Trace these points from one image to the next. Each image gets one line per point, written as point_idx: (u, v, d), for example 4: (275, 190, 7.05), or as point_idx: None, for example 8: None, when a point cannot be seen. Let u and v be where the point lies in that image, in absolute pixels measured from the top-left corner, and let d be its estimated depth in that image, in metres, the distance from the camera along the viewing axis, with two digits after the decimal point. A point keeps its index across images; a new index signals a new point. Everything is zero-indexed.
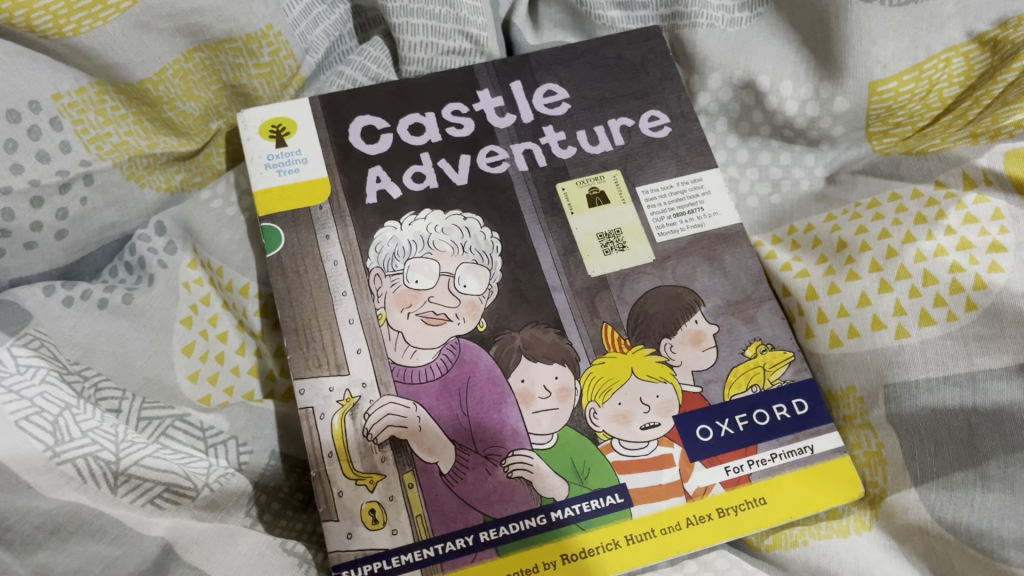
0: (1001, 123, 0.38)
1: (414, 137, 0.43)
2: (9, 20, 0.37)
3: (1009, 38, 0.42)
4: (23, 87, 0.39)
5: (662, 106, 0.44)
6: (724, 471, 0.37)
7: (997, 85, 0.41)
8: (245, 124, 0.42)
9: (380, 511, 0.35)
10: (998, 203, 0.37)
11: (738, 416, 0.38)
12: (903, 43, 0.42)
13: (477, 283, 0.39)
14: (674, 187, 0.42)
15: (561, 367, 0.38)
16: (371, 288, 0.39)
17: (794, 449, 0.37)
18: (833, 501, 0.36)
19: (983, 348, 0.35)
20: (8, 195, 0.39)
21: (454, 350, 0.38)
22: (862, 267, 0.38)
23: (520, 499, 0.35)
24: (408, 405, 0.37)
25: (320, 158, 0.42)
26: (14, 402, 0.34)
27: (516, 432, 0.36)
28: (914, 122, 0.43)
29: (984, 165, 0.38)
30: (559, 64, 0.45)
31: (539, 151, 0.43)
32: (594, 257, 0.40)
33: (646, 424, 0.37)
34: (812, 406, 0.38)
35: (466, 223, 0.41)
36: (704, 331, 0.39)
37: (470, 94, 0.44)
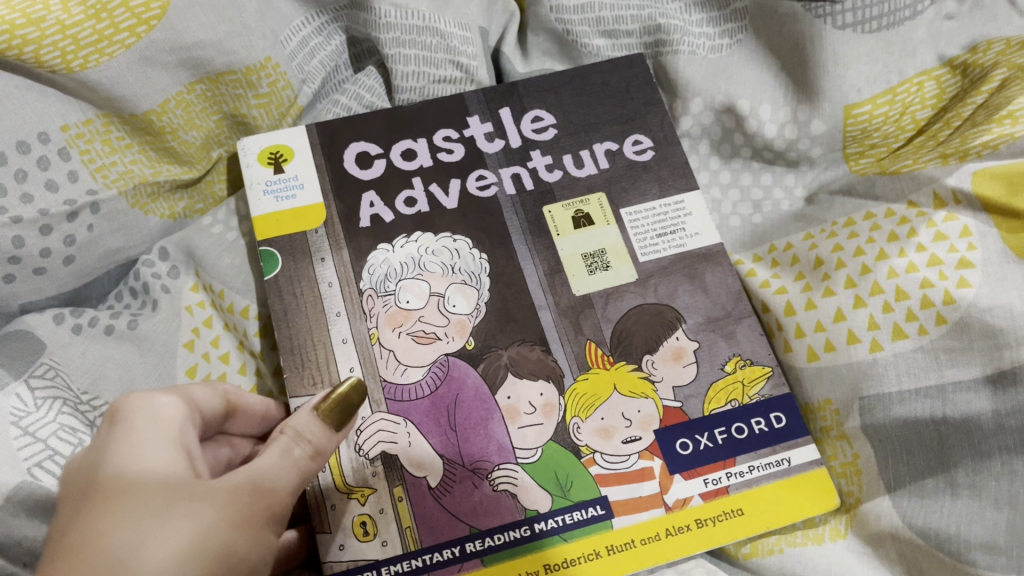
0: (969, 144, 0.40)
1: (406, 163, 0.44)
2: (20, 56, 0.40)
3: (978, 62, 0.43)
4: (33, 119, 0.41)
5: (645, 130, 0.46)
6: (703, 483, 0.38)
7: (966, 107, 0.42)
8: (245, 151, 0.44)
9: (371, 524, 0.36)
10: (966, 220, 0.38)
11: (717, 429, 0.39)
12: (877, 67, 0.44)
13: (466, 303, 0.41)
14: (656, 209, 0.44)
15: (546, 384, 0.39)
16: (364, 308, 0.41)
17: (772, 462, 0.39)
18: (807, 510, 0.37)
19: (953, 360, 0.36)
20: (19, 223, 0.41)
21: (444, 367, 0.39)
22: (838, 283, 0.40)
23: (505, 511, 0.37)
24: (399, 421, 0.38)
25: (316, 183, 0.43)
26: (30, 445, 0.37)
27: (501, 447, 0.38)
28: (889, 143, 0.44)
29: (953, 185, 0.39)
30: (545, 91, 0.47)
31: (526, 175, 0.44)
32: (578, 277, 0.42)
33: (627, 438, 0.39)
34: (789, 420, 0.39)
35: (456, 245, 0.42)
36: (685, 347, 0.41)
37: (460, 120, 0.46)
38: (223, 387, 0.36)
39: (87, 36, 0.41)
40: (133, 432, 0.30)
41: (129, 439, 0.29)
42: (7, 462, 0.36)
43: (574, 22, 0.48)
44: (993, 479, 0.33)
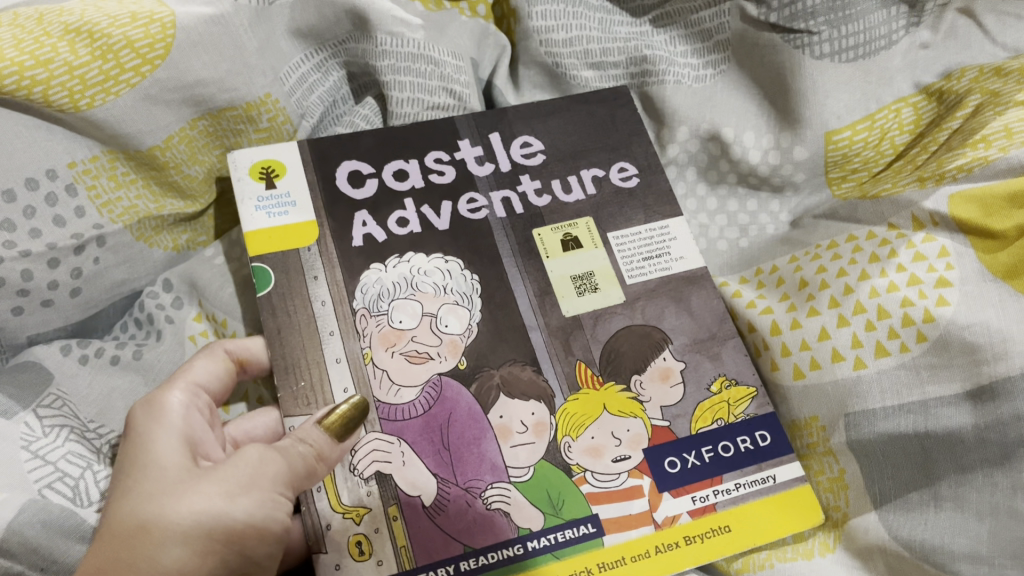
0: (945, 168, 0.41)
1: (398, 183, 0.45)
2: (30, 95, 0.42)
3: (953, 89, 0.45)
4: (42, 156, 0.43)
5: (631, 158, 0.48)
6: (691, 501, 0.39)
7: (943, 132, 0.44)
8: (236, 164, 0.45)
9: (366, 543, 0.37)
10: (944, 241, 0.40)
11: (704, 448, 0.40)
12: (855, 95, 0.46)
13: (458, 323, 0.42)
14: (643, 234, 0.45)
15: (537, 404, 0.40)
16: (357, 327, 0.41)
17: (758, 479, 0.40)
18: (794, 526, 0.39)
19: (934, 377, 0.37)
20: (28, 257, 0.43)
21: (436, 388, 0.40)
22: (822, 303, 0.41)
23: (500, 529, 0.38)
24: (392, 441, 0.39)
25: (307, 202, 0.44)
26: (41, 468, 0.39)
27: (495, 466, 0.39)
28: (869, 168, 0.46)
29: (931, 207, 0.41)
30: (534, 117, 0.48)
31: (515, 200, 0.46)
32: (568, 298, 0.43)
33: (617, 457, 0.40)
34: (773, 438, 0.41)
35: (448, 266, 0.43)
36: (672, 367, 0.42)
37: (450, 144, 0.47)
38: (224, 347, 0.42)
39: (93, 76, 0.43)
40: (146, 434, 0.36)
41: (140, 441, 0.35)
42: (19, 484, 0.38)
43: (562, 55, 0.50)
44: (975, 492, 0.35)
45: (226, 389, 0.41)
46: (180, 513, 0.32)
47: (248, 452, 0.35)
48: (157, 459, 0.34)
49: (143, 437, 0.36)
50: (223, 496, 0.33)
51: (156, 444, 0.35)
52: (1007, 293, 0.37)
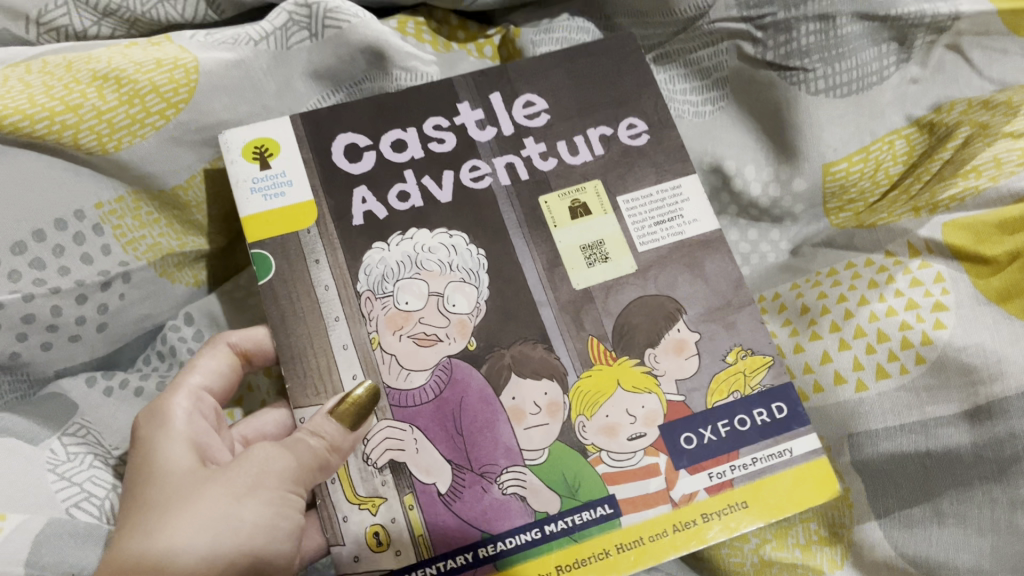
0: (938, 197, 0.43)
1: (397, 154, 0.46)
2: (60, 139, 0.44)
3: (943, 121, 0.47)
4: (70, 197, 0.45)
5: (639, 114, 0.48)
6: (707, 478, 0.41)
7: (935, 163, 0.45)
8: (229, 146, 0.45)
9: (384, 533, 0.40)
10: (940, 267, 0.41)
11: (720, 423, 0.42)
12: (849, 129, 0.47)
13: (466, 302, 0.43)
14: (654, 196, 0.46)
15: (549, 383, 0.42)
16: (362, 311, 0.43)
17: (775, 453, 0.42)
18: (810, 501, 0.41)
19: (933, 398, 0.39)
20: (58, 294, 0.44)
21: (447, 370, 0.42)
22: (824, 328, 0.43)
23: (515, 513, 0.40)
24: (404, 428, 0.41)
25: (303, 179, 0.44)
26: (68, 488, 0.41)
27: (509, 449, 0.41)
28: (865, 198, 0.48)
29: (925, 236, 0.42)
30: (536, 75, 0.48)
31: (520, 164, 0.46)
32: (579, 270, 0.44)
33: (632, 434, 0.42)
34: (789, 411, 0.42)
35: (453, 241, 0.44)
36: (686, 339, 0.44)
37: (450, 107, 0.47)
38: (225, 341, 0.44)
39: (122, 120, 0.45)
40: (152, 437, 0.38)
41: (146, 445, 0.38)
42: (48, 503, 0.40)
43: None
44: (976, 509, 0.38)
45: (228, 386, 0.44)
46: (189, 517, 0.34)
47: (259, 451, 0.37)
48: (164, 466, 0.37)
49: (149, 441, 0.38)
50: (233, 496, 0.35)
51: (162, 451, 0.38)
52: (1001, 316, 0.39)
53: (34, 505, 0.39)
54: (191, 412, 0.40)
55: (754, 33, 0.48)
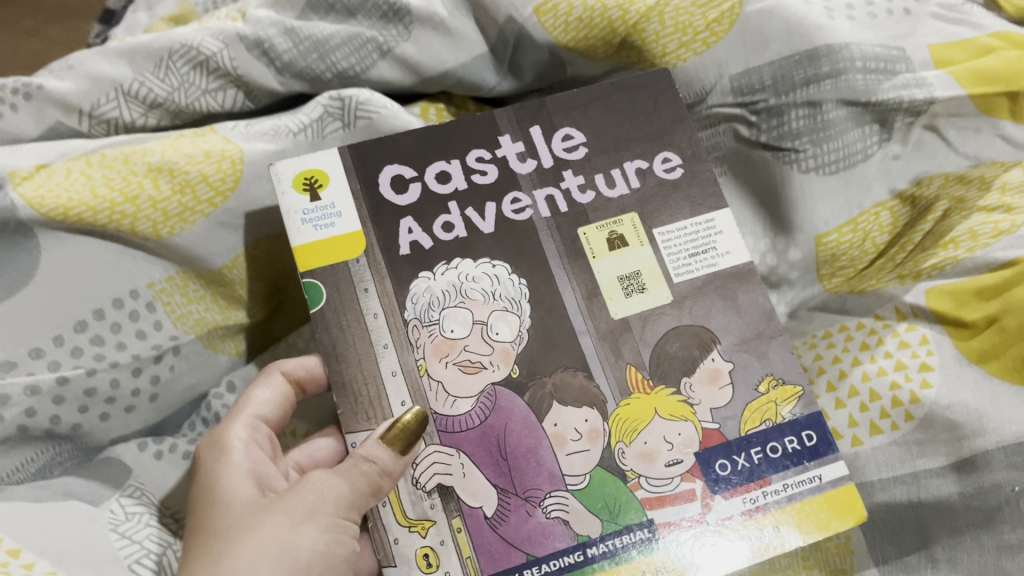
0: (921, 266, 0.47)
1: (442, 186, 0.48)
2: (119, 226, 0.48)
3: (924, 194, 0.51)
4: (126, 278, 0.49)
5: (674, 148, 0.50)
6: (742, 502, 0.43)
7: (917, 233, 0.50)
8: (280, 176, 0.47)
9: (433, 555, 0.42)
10: (925, 330, 0.46)
11: (753, 450, 0.44)
12: (840, 202, 0.51)
13: (508, 330, 0.46)
14: (689, 229, 0.48)
15: (590, 411, 0.45)
16: (411, 339, 0.45)
17: (806, 480, 0.44)
18: (834, 529, 0.43)
19: (923, 452, 0.44)
20: (116, 367, 0.48)
21: (491, 398, 0.45)
22: (821, 387, 0.47)
23: (558, 536, 0.43)
24: (452, 453, 0.44)
25: (352, 210, 0.47)
26: (128, 545, 0.45)
27: (552, 474, 0.44)
28: (855, 265, 0.51)
29: (911, 301, 0.47)
30: (575, 109, 0.50)
31: (560, 197, 0.49)
32: (616, 300, 0.47)
33: (669, 460, 0.44)
34: (818, 439, 0.45)
35: (496, 270, 0.47)
36: (720, 368, 0.46)
37: (492, 140, 0.49)
38: (279, 369, 0.48)
39: (174, 209, 0.50)
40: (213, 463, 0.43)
41: (208, 471, 0.42)
42: (113, 559, 0.44)
43: None
44: (967, 554, 0.42)
45: (283, 411, 0.48)
46: (253, 544, 0.38)
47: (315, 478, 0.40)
48: (228, 495, 0.41)
49: (210, 467, 0.43)
50: (288, 524, 0.38)
51: (226, 482, 0.41)
52: (982, 374, 0.43)
53: (100, 562, 0.43)
54: (248, 443, 0.44)
55: (749, 117, 0.52)
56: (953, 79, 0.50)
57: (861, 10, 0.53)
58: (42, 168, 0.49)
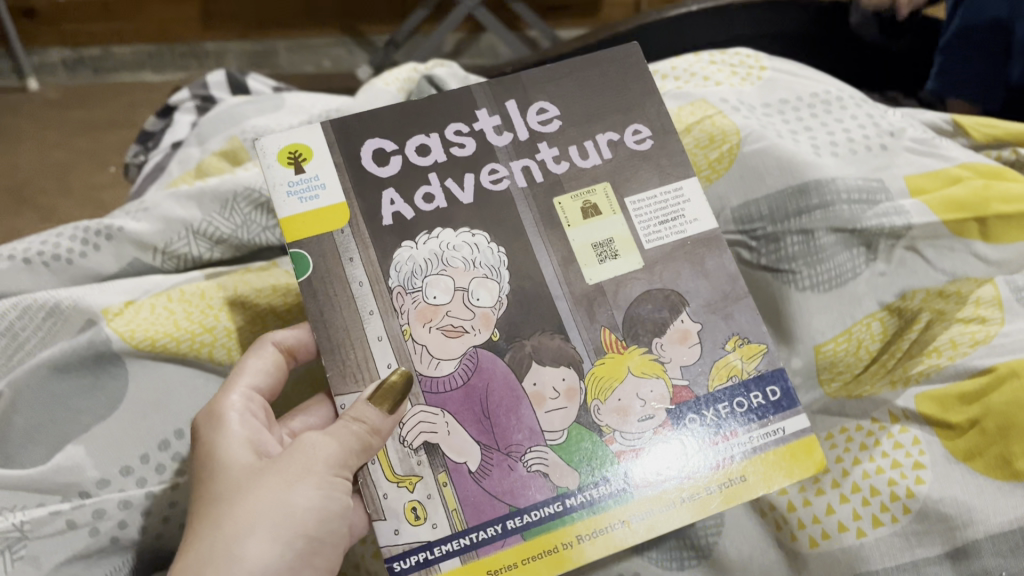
0: (909, 371, 0.53)
1: (422, 158, 0.49)
2: (199, 353, 0.56)
3: (908, 306, 0.57)
4: (202, 399, 0.55)
5: (644, 119, 0.52)
6: (712, 454, 0.46)
7: (904, 342, 0.56)
8: (265, 151, 0.48)
9: (421, 508, 0.45)
10: (916, 431, 0.51)
11: (721, 405, 0.47)
12: (835, 315, 0.56)
13: (489, 297, 0.48)
14: (658, 197, 0.50)
15: (568, 370, 0.47)
16: (395, 305, 0.47)
17: (771, 432, 0.47)
18: (796, 476, 0.46)
19: (920, 541, 0.49)
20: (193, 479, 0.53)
21: (474, 360, 0.47)
22: (826, 484, 0.52)
23: (539, 488, 0.45)
24: (437, 412, 0.46)
25: (335, 181, 0.48)
26: None
27: (532, 431, 0.46)
28: (852, 370, 0.57)
29: (903, 404, 0.52)
30: (549, 82, 0.52)
31: (536, 167, 0.50)
32: (591, 266, 0.49)
33: (643, 417, 0.47)
34: (782, 394, 0.48)
35: (475, 239, 0.48)
36: (689, 329, 0.49)
37: (469, 115, 0.51)
38: (270, 341, 0.53)
39: (246, 337, 0.58)
40: (209, 434, 0.47)
41: (206, 443, 0.47)
42: None
43: None
44: None
45: (276, 379, 0.53)
46: (249, 507, 0.42)
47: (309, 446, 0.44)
48: (227, 465, 0.45)
49: (208, 437, 0.47)
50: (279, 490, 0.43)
51: (222, 449, 0.46)
52: (968, 472, 0.49)
53: None
54: (242, 414, 0.49)
55: (750, 242, 0.59)
56: (927, 207, 0.58)
57: (844, 147, 0.61)
58: (130, 304, 0.57)
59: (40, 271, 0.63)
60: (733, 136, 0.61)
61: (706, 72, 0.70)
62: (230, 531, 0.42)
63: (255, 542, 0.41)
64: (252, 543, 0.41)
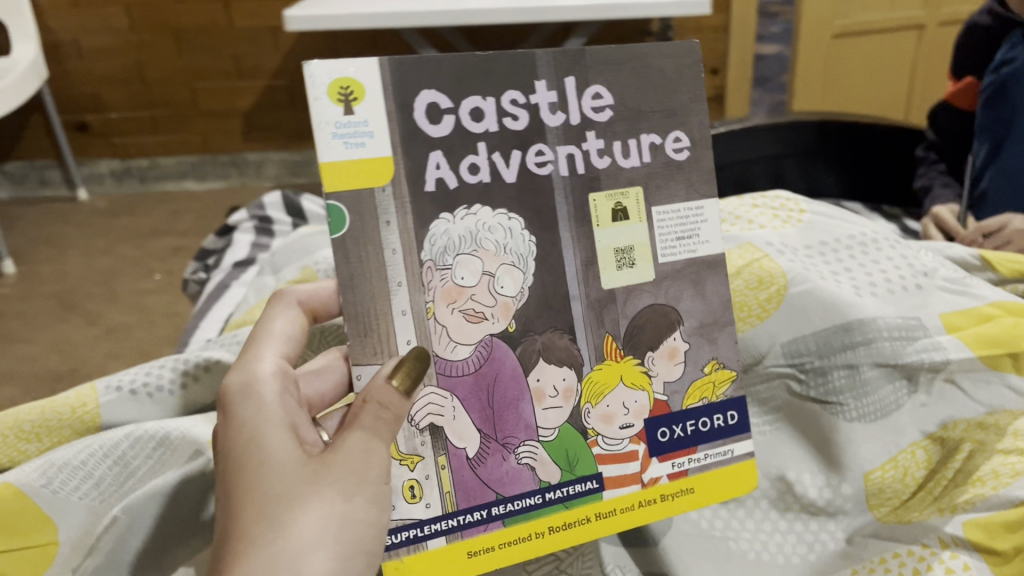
0: (956, 500, 0.56)
1: (475, 124, 0.47)
2: None
3: (950, 436, 0.61)
4: None
5: (686, 127, 0.51)
6: (671, 466, 0.52)
7: (948, 470, 0.59)
8: (315, 81, 0.44)
9: (418, 488, 0.48)
10: (967, 558, 0.54)
11: (688, 422, 0.52)
12: (881, 443, 0.60)
13: (513, 286, 0.49)
14: (680, 212, 0.51)
15: (568, 371, 0.50)
16: (423, 280, 0.47)
17: (722, 451, 0.53)
18: (733, 491, 0.53)
19: None
20: None
21: (487, 348, 0.48)
22: None
23: (525, 480, 0.49)
24: (446, 397, 0.48)
25: (384, 132, 0.45)
26: None
27: (528, 425, 0.49)
28: (899, 495, 0.59)
29: (952, 531, 0.55)
30: (609, 65, 0.49)
31: (579, 157, 0.49)
32: (609, 271, 0.50)
33: (624, 424, 0.51)
34: (738, 418, 0.53)
35: (510, 224, 0.48)
36: (677, 347, 0.52)
37: (528, 83, 0.48)
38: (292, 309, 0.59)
39: None
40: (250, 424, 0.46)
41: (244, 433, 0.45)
42: None
43: None
44: None
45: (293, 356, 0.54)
46: (311, 518, 0.41)
47: (355, 444, 0.44)
48: (276, 461, 0.43)
49: (246, 423, 0.46)
50: (337, 500, 0.42)
51: (263, 436, 0.45)
52: None
53: None
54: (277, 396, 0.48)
55: (799, 375, 0.64)
56: (962, 343, 0.63)
57: (882, 287, 0.68)
58: None
59: (144, 401, 0.68)
60: (780, 278, 0.68)
61: (749, 215, 0.79)
62: (293, 545, 0.40)
63: (321, 557, 0.40)
64: (318, 557, 0.40)
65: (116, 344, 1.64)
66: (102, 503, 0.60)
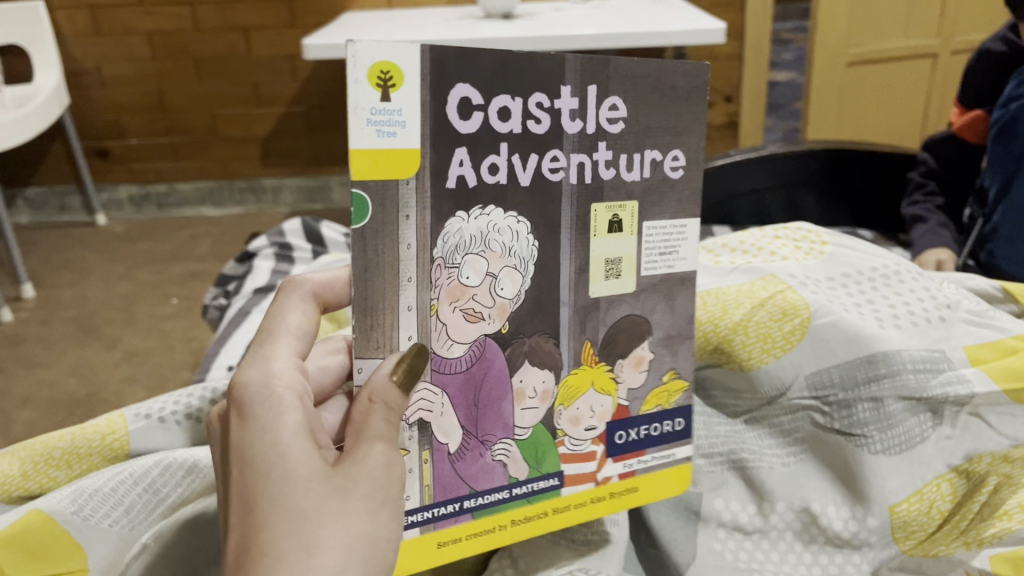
0: (983, 534, 0.55)
1: (502, 124, 0.44)
2: None
3: (976, 469, 0.61)
4: None
5: (684, 145, 0.50)
6: (622, 466, 0.53)
7: (975, 503, 0.59)
8: (356, 60, 0.39)
9: None
10: None
11: (642, 426, 0.54)
12: (907, 476, 0.61)
13: (512, 288, 0.47)
14: (666, 229, 0.52)
15: (548, 373, 0.50)
16: (433, 278, 0.45)
17: (666, 454, 0.54)
18: (669, 492, 0.55)
19: None
20: None
21: (480, 348, 0.47)
22: None
23: (495, 476, 0.50)
24: (437, 393, 0.47)
25: (416, 122, 0.42)
26: None
27: (506, 424, 0.49)
28: (926, 529, 0.60)
29: (978, 565, 0.54)
30: (628, 80, 0.47)
31: (589, 166, 0.47)
32: (597, 281, 0.50)
33: (589, 427, 0.52)
34: (684, 425, 0.55)
35: (518, 227, 0.46)
36: (643, 355, 0.53)
37: (556, 87, 0.45)
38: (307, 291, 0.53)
39: None
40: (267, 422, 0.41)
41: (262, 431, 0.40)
42: None
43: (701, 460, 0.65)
44: None
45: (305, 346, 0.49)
46: (337, 534, 0.37)
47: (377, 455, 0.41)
48: (296, 466, 0.39)
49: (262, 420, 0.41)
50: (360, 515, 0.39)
51: (282, 436, 0.40)
52: None
53: None
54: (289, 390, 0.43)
55: (823, 408, 0.64)
56: (987, 375, 0.63)
57: (905, 319, 0.69)
58: None
59: (173, 429, 0.70)
60: (804, 310, 0.68)
61: (772, 247, 0.80)
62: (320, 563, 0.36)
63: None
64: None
65: (135, 368, 1.65)
66: (132, 530, 0.61)
